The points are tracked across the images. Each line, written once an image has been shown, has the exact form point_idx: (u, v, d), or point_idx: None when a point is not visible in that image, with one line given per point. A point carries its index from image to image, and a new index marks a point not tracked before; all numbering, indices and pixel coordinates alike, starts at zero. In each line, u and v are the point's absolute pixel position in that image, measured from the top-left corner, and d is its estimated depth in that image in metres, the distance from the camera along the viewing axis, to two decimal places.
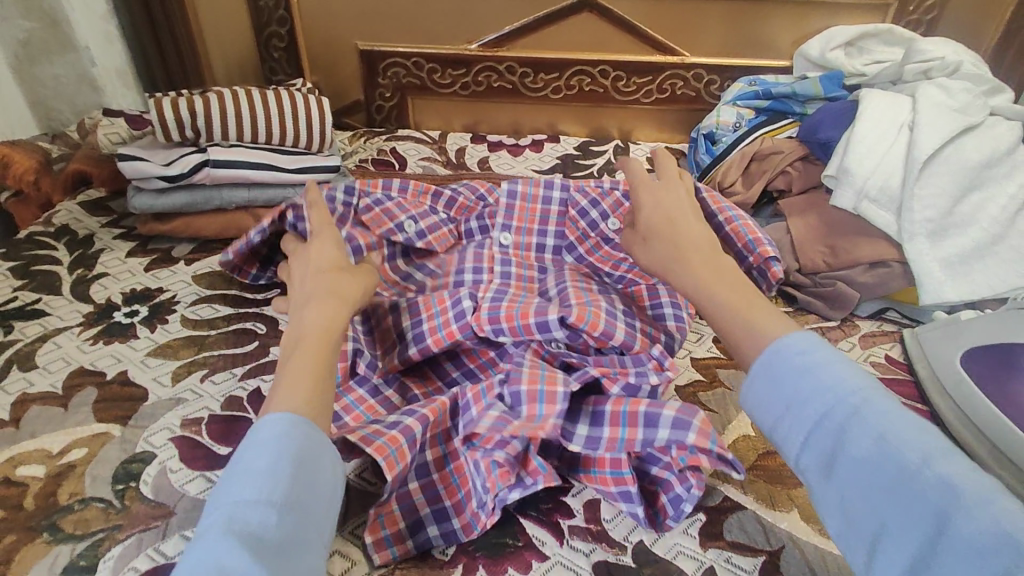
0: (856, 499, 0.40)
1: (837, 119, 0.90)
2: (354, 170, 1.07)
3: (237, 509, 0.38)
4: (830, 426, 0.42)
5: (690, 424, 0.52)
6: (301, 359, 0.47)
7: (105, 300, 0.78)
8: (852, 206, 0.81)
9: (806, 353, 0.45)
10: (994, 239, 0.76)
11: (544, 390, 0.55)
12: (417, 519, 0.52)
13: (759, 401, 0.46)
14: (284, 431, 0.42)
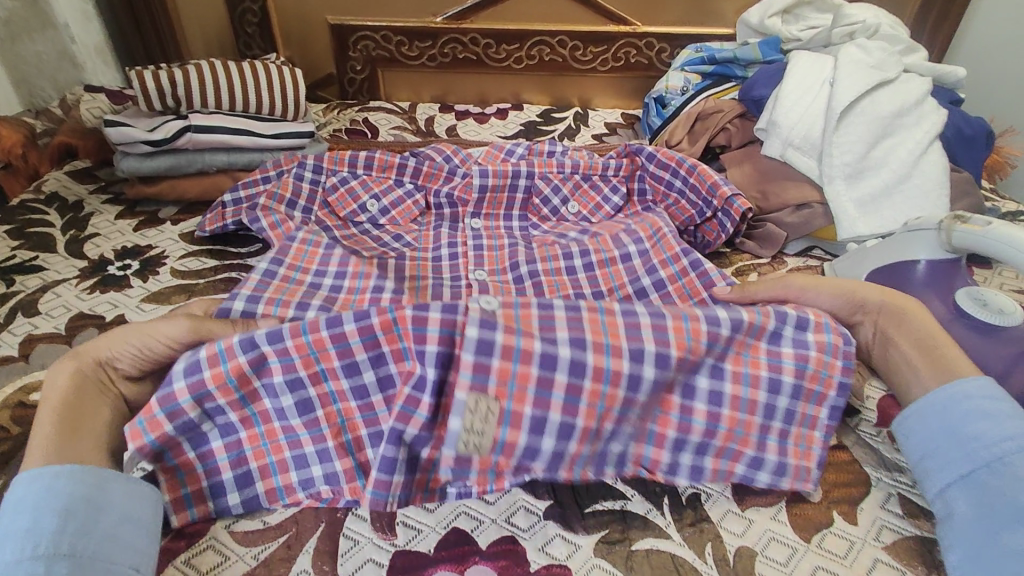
0: (998, 535, 0.45)
1: (770, 79, 0.99)
2: (329, 138, 1.14)
3: (6, 570, 0.41)
4: (993, 471, 0.47)
5: (575, 434, 0.52)
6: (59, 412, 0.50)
7: (98, 256, 0.84)
8: (779, 154, 0.92)
9: (989, 403, 0.51)
10: (901, 180, 0.86)
11: (434, 433, 0.53)
12: (218, 483, 0.53)
13: (923, 430, 0.52)
14: (49, 487, 0.45)
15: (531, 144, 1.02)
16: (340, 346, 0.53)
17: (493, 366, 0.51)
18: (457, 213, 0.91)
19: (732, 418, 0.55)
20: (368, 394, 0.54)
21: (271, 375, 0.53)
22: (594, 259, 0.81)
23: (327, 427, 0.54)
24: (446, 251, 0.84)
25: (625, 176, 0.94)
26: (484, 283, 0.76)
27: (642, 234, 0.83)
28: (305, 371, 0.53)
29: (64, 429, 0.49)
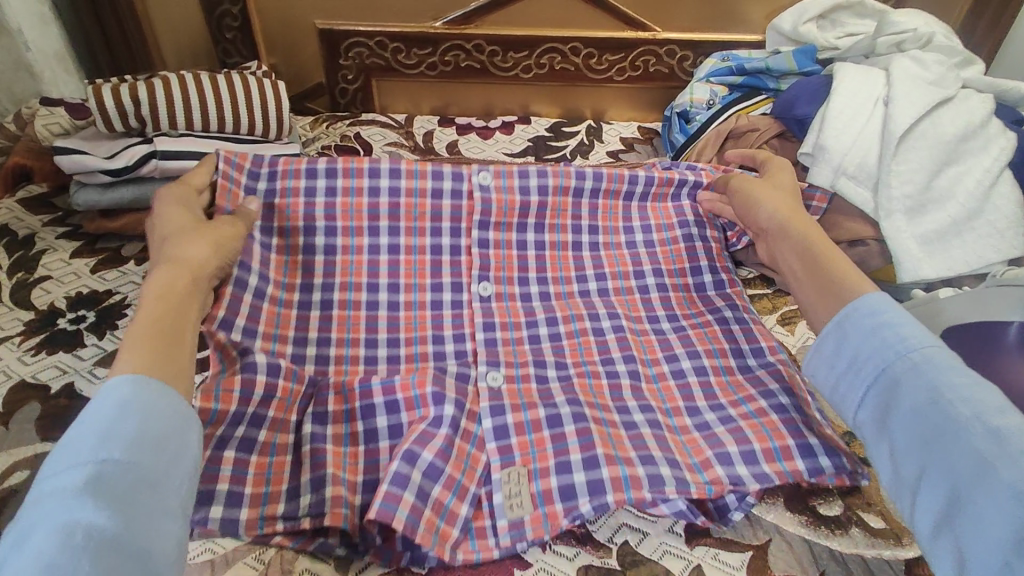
0: (902, 449, 0.42)
1: (813, 95, 0.89)
2: (317, 158, 1.02)
3: (96, 470, 0.36)
4: (885, 382, 0.44)
5: (604, 487, 0.51)
6: (160, 306, 0.47)
7: (48, 306, 0.72)
8: (829, 183, 0.80)
9: (877, 315, 0.47)
10: (971, 214, 0.75)
11: (460, 481, 0.52)
12: (208, 491, 0.50)
13: (822, 360, 0.49)
14: (134, 403, 0.40)
15: (545, 167, 0.91)
16: (366, 399, 0.57)
17: (513, 442, 0.56)
18: (459, 224, 0.73)
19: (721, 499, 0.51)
20: (379, 441, 0.56)
21: (298, 477, 0.52)
22: (611, 288, 0.74)
23: (330, 455, 0.53)
24: (448, 298, 0.70)
25: (654, 198, 0.79)
26: (498, 315, 0.69)
27: (664, 265, 0.76)
28: (333, 430, 0.56)
29: (161, 330, 0.45)
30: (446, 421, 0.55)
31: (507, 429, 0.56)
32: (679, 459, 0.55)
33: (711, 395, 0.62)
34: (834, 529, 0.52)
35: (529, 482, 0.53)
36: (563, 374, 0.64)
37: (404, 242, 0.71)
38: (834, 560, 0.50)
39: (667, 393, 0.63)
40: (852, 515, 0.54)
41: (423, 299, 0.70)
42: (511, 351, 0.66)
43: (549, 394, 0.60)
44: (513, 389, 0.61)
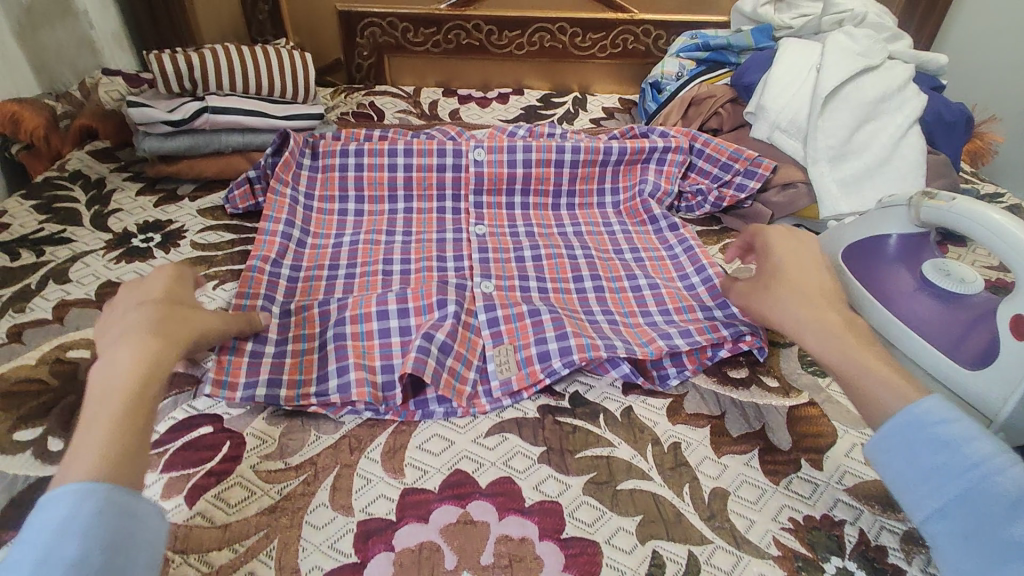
0: (983, 574, 0.41)
1: (762, 65, 1.04)
2: (337, 121, 1.18)
3: None
4: (966, 500, 0.43)
5: (572, 355, 0.67)
6: (125, 408, 0.47)
7: (122, 230, 0.89)
8: (766, 136, 0.98)
9: (948, 426, 0.46)
10: (882, 161, 0.91)
11: (465, 356, 0.68)
12: (253, 378, 0.64)
13: (893, 458, 0.47)
14: (78, 509, 0.41)
15: (531, 127, 1.07)
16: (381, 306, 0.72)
17: (502, 329, 0.71)
18: (459, 191, 0.95)
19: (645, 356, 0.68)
20: (393, 335, 0.70)
21: (328, 365, 0.66)
22: (583, 230, 0.92)
23: (352, 345, 0.68)
24: (451, 235, 0.89)
25: (626, 164, 0.97)
26: (489, 245, 0.87)
27: (627, 217, 0.95)
28: (352, 329, 0.70)
29: (123, 443, 0.45)
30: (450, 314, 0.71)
31: (497, 319, 0.72)
32: (630, 339, 0.70)
33: (662, 302, 0.77)
34: (737, 385, 0.68)
35: (514, 352, 0.69)
36: (541, 285, 0.80)
37: (417, 206, 0.94)
38: (734, 404, 0.66)
39: (625, 301, 0.78)
40: (754, 377, 0.69)
41: (431, 241, 0.88)
42: (500, 267, 0.83)
43: (529, 298, 0.77)
44: (501, 295, 0.77)
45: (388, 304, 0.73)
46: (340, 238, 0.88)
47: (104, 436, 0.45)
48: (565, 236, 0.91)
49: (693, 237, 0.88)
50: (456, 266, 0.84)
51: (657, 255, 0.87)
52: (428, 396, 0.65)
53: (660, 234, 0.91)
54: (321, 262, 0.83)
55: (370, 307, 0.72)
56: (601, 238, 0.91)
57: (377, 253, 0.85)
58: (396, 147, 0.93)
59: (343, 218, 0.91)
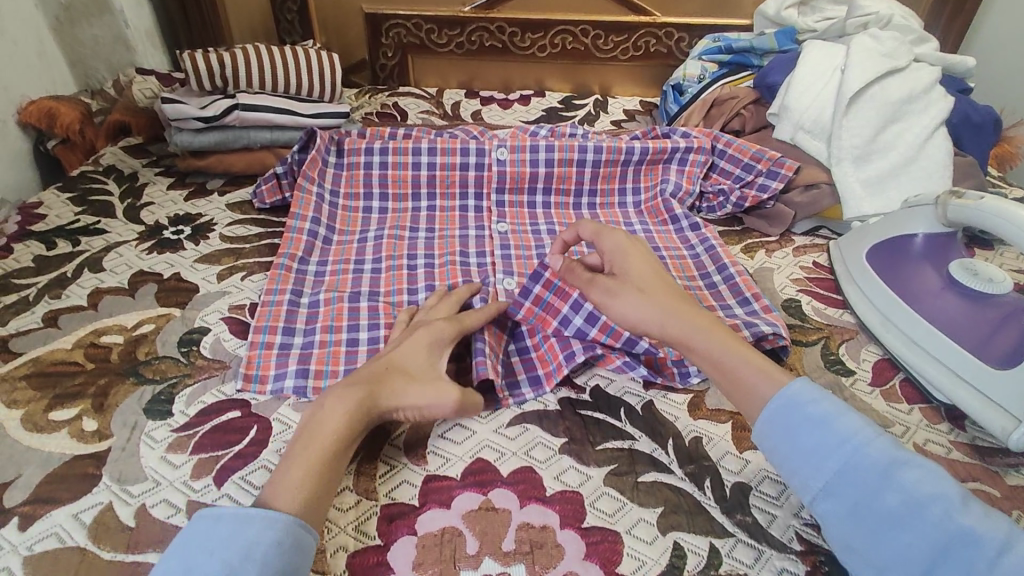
0: (873, 547, 0.45)
1: (785, 66, 1.04)
2: (362, 120, 1.21)
3: None
4: (845, 475, 0.47)
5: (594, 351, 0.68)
6: (311, 453, 0.51)
7: (154, 222, 0.92)
8: (789, 137, 0.97)
9: (818, 404, 0.51)
10: (907, 162, 0.90)
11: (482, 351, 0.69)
12: (282, 372, 0.66)
13: (777, 443, 0.52)
14: (258, 535, 0.45)
15: (553, 127, 1.08)
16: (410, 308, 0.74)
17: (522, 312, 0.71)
18: (481, 190, 0.96)
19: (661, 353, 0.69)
20: None
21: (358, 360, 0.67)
22: None
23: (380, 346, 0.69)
24: (474, 233, 0.91)
25: (648, 163, 0.97)
26: (511, 242, 0.88)
27: (648, 216, 0.96)
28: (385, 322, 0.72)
29: (312, 483, 0.50)
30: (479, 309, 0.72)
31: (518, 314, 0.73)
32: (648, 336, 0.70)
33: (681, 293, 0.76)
34: None
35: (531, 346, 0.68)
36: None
37: (440, 204, 0.95)
38: None
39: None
40: None
41: (454, 237, 0.89)
42: (523, 265, 0.84)
43: None
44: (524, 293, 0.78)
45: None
46: (365, 234, 0.89)
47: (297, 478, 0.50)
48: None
49: (714, 236, 0.88)
50: (480, 261, 0.85)
51: (679, 253, 0.87)
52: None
53: (682, 233, 0.91)
54: (347, 257, 0.84)
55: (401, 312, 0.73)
56: None
57: (401, 247, 0.86)
58: (420, 145, 0.93)
59: (368, 216, 0.93)
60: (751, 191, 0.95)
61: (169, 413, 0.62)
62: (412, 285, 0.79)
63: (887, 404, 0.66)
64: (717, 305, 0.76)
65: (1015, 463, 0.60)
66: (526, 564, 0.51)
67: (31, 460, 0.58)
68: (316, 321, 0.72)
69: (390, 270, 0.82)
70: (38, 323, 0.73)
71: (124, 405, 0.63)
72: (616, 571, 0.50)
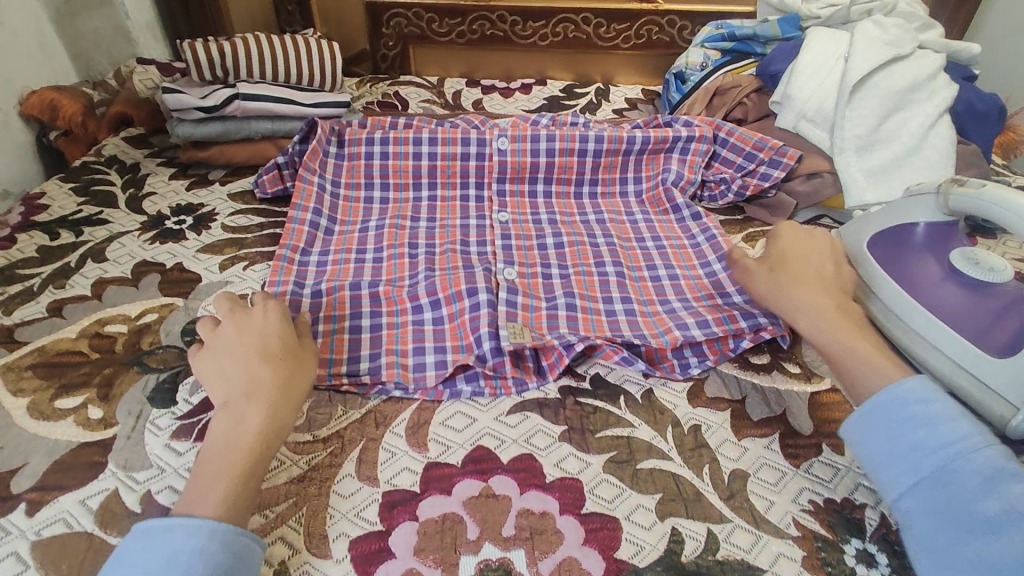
0: (957, 550, 0.44)
1: (788, 55, 1.03)
2: (363, 110, 1.21)
3: None
4: (941, 476, 0.47)
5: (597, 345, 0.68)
6: (224, 469, 0.49)
7: (156, 212, 0.92)
8: (792, 125, 0.97)
9: (928, 406, 0.51)
10: (910, 151, 0.90)
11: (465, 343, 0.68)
12: None
13: (870, 437, 0.52)
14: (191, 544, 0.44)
15: (554, 116, 1.07)
16: (414, 301, 0.74)
17: (519, 311, 0.71)
18: (482, 180, 0.96)
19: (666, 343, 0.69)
20: (423, 324, 0.71)
21: (359, 349, 0.68)
22: (607, 218, 0.92)
23: (385, 336, 0.70)
24: (474, 222, 0.91)
25: (649, 153, 0.97)
26: (513, 233, 0.87)
27: (650, 205, 0.95)
28: (386, 308, 0.73)
29: (236, 488, 0.49)
30: (484, 305, 0.70)
31: (515, 303, 0.72)
32: (646, 329, 0.71)
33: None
34: (758, 370, 0.68)
35: (529, 334, 0.68)
36: (564, 273, 0.79)
37: (441, 194, 0.95)
38: (755, 390, 0.66)
39: (645, 289, 0.78)
40: (775, 363, 0.69)
41: (454, 225, 0.90)
42: (523, 255, 0.83)
43: (551, 288, 0.77)
44: (524, 282, 0.77)
45: (420, 299, 0.74)
46: (366, 224, 0.89)
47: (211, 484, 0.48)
48: (588, 225, 0.91)
49: (715, 225, 0.88)
50: (480, 249, 0.85)
51: (681, 241, 0.87)
52: (456, 376, 0.66)
53: (683, 223, 0.90)
54: (349, 247, 0.84)
55: (404, 301, 0.74)
56: (625, 226, 0.91)
57: (402, 236, 0.86)
58: (421, 135, 0.93)
59: (369, 206, 0.93)
60: (753, 180, 0.95)
61: (173, 401, 0.63)
62: (412, 273, 0.79)
63: None
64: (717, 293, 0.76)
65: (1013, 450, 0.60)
66: (526, 549, 0.51)
67: (38, 448, 0.59)
68: (318, 309, 0.72)
69: (392, 258, 0.82)
70: (43, 313, 0.74)
71: (129, 394, 0.64)
72: (615, 557, 0.51)
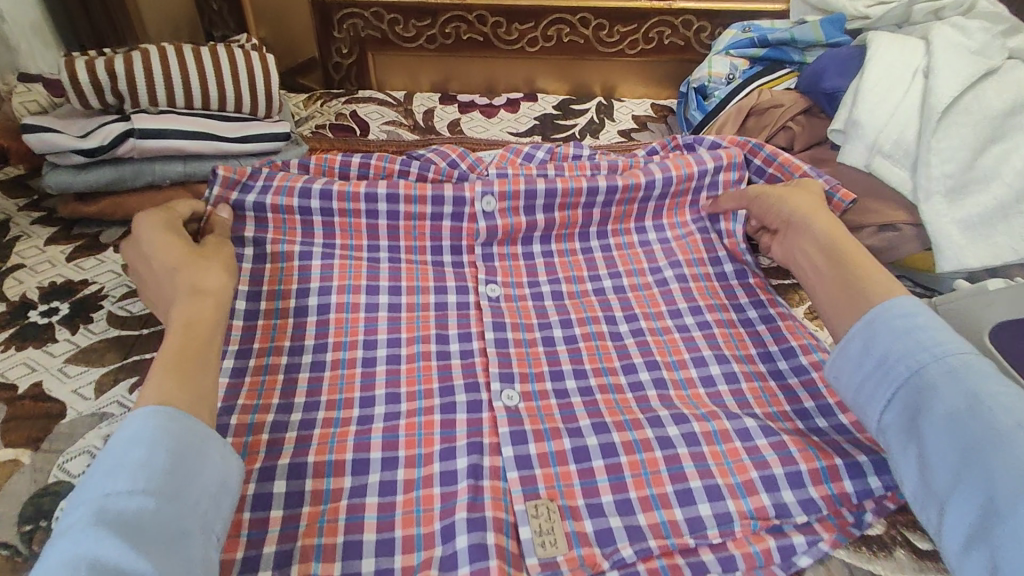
0: None
1: (843, 67, 0.82)
2: (310, 137, 0.97)
3: (109, 501, 0.39)
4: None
5: (640, 535, 0.50)
6: (174, 352, 0.49)
7: (19, 297, 0.68)
8: (864, 164, 0.74)
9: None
10: (1018, 196, 0.69)
11: (420, 533, 0.50)
12: None
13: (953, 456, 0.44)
14: (150, 423, 0.43)
15: (553, 146, 0.85)
16: (360, 449, 0.55)
17: (537, 474, 0.53)
18: (461, 243, 0.72)
19: (741, 515, 0.51)
20: (365, 496, 0.52)
21: (263, 544, 0.49)
22: (627, 285, 0.71)
23: (305, 521, 0.50)
24: (454, 299, 0.68)
25: (671, 197, 0.75)
26: (507, 316, 0.65)
27: (681, 257, 0.73)
28: (316, 459, 0.54)
29: (183, 377, 0.47)
30: (463, 474, 0.52)
31: (529, 458, 0.54)
32: (717, 482, 0.52)
33: (790, 459, 0.53)
34: (877, 550, 0.51)
35: (562, 520, 0.50)
36: (582, 386, 0.60)
37: (406, 258, 0.71)
38: None
39: (697, 401, 0.59)
40: (895, 536, 0.52)
41: (426, 301, 0.67)
42: (523, 350, 0.63)
43: (572, 414, 0.57)
44: (531, 404, 0.58)
45: (369, 451, 0.54)
46: (305, 303, 0.66)
47: (167, 364, 0.48)
48: (607, 302, 0.69)
49: (764, 289, 0.69)
50: (463, 348, 0.63)
51: (728, 318, 0.67)
52: None
53: (725, 281, 0.71)
54: (278, 340, 0.63)
55: (343, 452, 0.54)
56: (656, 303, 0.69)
57: (356, 324, 0.64)
58: (376, 190, 0.70)
59: (309, 280, 0.69)
60: None
61: None
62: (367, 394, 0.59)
63: None
64: (788, 411, 0.59)
65: None
66: None
67: None
68: None
69: (337, 369, 0.61)
70: None
71: None
72: None
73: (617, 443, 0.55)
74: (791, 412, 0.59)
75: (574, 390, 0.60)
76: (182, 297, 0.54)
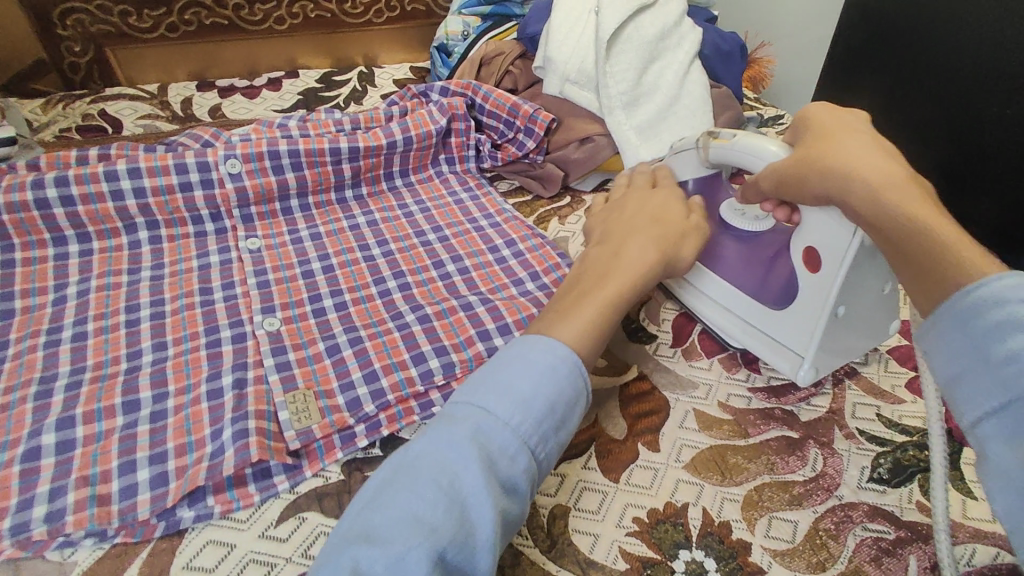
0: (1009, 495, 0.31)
1: (542, 13, 0.97)
2: (53, 141, 0.93)
3: (452, 480, 0.39)
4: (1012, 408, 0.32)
5: (382, 399, 0.59)
6: (602, 296, 0.51)
7: None
8: (559, 90, 0.92)
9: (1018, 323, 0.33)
10: (672, 102, 0.89)
11: (190, 441, 0.54)
12: None
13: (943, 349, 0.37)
14: (560, 373, 0.45)
15: (305, 114, 0.91)
16: (129, 396, 0.58)
17: (296, 372, 0.61)
18: (218, 210, 0.77)
19: (462, 360, 0.62)
20: (135, 427, 0.55)
21: (36, 486, 0.51)
22: (381, 225, 0.81)
23: (77, 458, 0.53)
24: (216, 259, 0.74)
25: (416, 152, 0.86)
26: (267, 264, 0.74)
27: (425, 195, 0.86)
28: (84, 409, 0.57)
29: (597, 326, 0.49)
30: (229, 388, 0.58)
31: (289, 363, 0.61)
32: (446, 342, 0.64)
33: (499, 316, 0.66)
34: None
35: (315, 398, 0.58)
36: (339, 301, 0.69)
37: (166, 233, 0.76)
38: None
39: (436, 292, 0.71)
40: None
41: (189, 267, 0.73)
42: (285, 289, 0.70)
43: (328, 325, 0.66)
44: (292, 330, 0.65)
45: (139, 393, 0.58)
46: (62, 292, 0.69)
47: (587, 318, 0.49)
48: (362, 238, 0.79)
49: (492, 203, 0.84)
50: (226, 298, 0.69)
51: (460, 224, 0.80)
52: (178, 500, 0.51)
53: (455, 196, 0.85)
54: (37, 328, 0.65)
55: (111, 398, 0.58)
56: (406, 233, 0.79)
57: (118, 297, 0.68)
58: (116, 168, 0.72)
59: (63, 273, 0.71)
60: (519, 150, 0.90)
61: None
62: (134, 349, 0.63)
63: (689, 365, 0.64)
64: (505, 282, 0.72)
65: (806, 396, 0.61)
66: None
67: None
68: None
69: (101, 346, 0.63)
70: None
71: None
72: None
73: (363, 334, 0.65)
74: (507, 283, 0.72)
75: (332, 308, 0.69)
76: (650, 236, 0.56)
